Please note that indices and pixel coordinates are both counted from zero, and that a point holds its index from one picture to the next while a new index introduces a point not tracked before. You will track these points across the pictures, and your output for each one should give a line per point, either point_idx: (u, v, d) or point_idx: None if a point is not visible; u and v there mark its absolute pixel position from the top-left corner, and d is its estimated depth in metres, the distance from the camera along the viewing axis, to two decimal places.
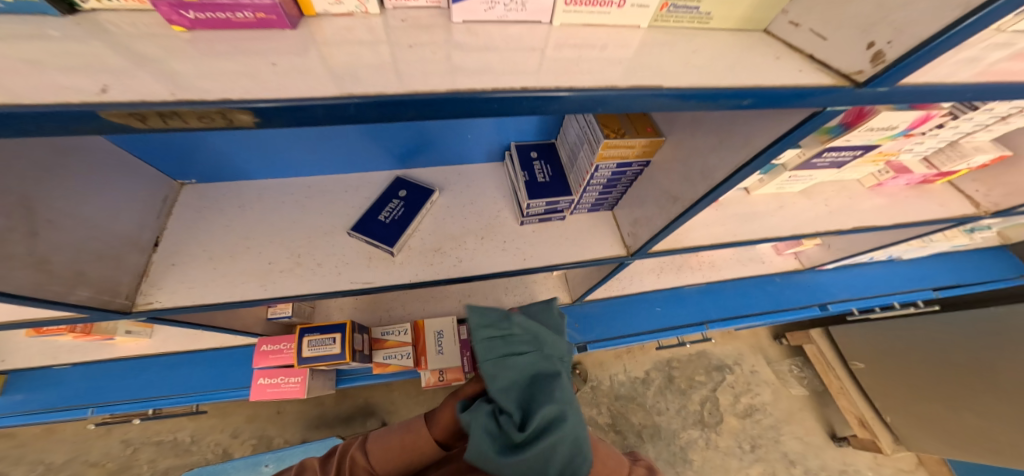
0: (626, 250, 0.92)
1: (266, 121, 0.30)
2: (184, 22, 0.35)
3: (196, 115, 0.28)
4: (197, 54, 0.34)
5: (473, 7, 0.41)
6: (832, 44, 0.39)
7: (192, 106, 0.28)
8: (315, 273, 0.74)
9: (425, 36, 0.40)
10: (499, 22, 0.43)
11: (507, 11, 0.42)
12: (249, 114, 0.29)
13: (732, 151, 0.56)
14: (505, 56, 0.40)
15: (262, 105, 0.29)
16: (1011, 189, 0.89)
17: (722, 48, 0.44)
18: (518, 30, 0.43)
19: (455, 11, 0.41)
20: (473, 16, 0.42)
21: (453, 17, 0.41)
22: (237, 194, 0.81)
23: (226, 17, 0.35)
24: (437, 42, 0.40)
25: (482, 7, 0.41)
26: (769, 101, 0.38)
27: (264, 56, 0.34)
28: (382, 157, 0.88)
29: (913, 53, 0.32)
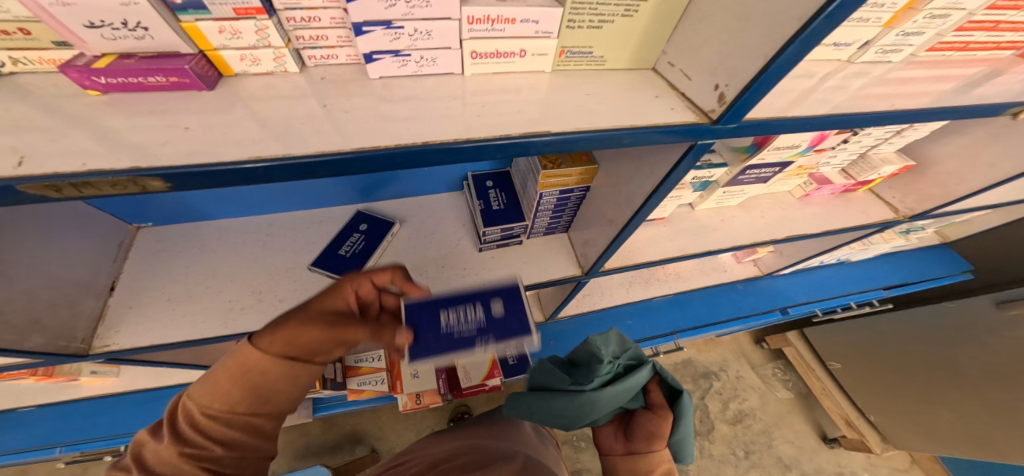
0: (581, 269, 0.97)
1: (177, 185, 0.34)
2: (97, 87, 0.38)
3: (108, 184, 0.32)
4: (121, 115, 0.37)
5: (387, 65, 0.45)
6: (695, 84, 0.49)
7: (103, 175, 0.31)
8: (277, 308, 0.77)
9: (344, 91, 0.44)
10: (415, 75, 0.48)
11: (420, 67, 0.47)
12: (161, 180, 0.33)
13: (643, 179, 0.65)
14: (422, 106, 0.45)
15: (174, 171, 0.32)
16: (922, 196, 1.10)
17: (612, 87, 0.52)
18: (432, 81, 0.48)
19: (371, 69, 0.45)
20: (389, 72, 0.46)
21: (370, 73, 0.46)
22: (198, 236, 0.84)
23: (139, 81, 0.38)
24: (355, 96, 0.44)
25: (396, 65, 0.46)
26: (643, 138, 0.47)
27: (184, 117, 0.38)
28: (345, 192, 0.93)
29: (740, 95, 0.42)
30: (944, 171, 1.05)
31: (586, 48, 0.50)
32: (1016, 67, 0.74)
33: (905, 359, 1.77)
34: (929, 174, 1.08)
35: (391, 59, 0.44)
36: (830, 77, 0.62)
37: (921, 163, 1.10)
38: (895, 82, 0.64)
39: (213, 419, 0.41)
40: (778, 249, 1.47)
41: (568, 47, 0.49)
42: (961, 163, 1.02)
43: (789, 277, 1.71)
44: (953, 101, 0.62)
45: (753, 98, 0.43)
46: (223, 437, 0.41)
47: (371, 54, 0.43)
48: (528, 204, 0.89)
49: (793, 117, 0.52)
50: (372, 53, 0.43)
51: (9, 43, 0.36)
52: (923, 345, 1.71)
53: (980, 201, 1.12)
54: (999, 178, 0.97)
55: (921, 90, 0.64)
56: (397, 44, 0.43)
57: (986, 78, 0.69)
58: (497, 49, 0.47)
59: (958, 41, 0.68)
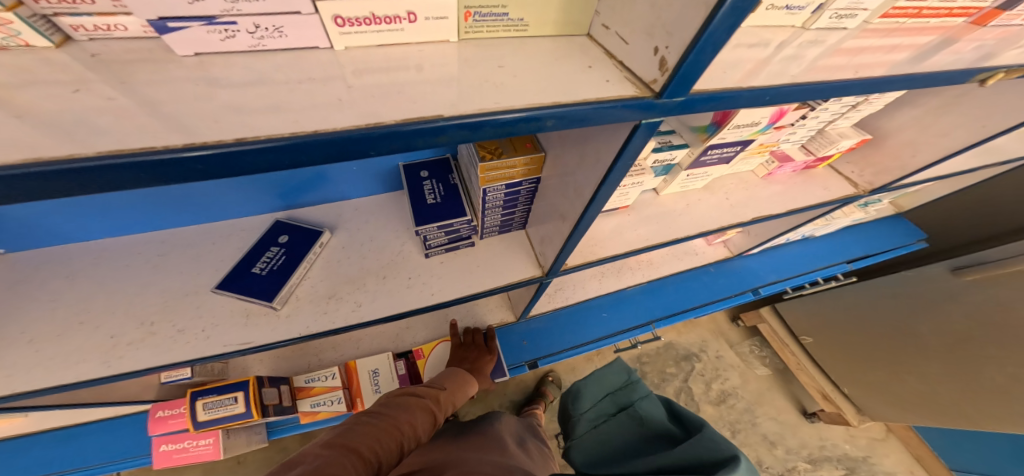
0: (540, 269, 0.88)
1: None
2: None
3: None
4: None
5: (202, 36, 0.33)
6: (634, 49, 0.39)
7: None
8: (175, 342, 0.66)
9: (163, 72, 0.33)
10: (255, 51, 0.37)
11: (260, 38, 0.35)
12: None
13: (589, 170, 0.56)
14: (273, 89, 0.34)
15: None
16: (879, 169, 1.06)
17: (535, 58, 0.42)
18: (279, 60, 0.36)
19: (174, 44, 0.33)
20: (206, 47, 0.35)
21: (177, 50, 0.34)
22: (73, 259, 0.71)
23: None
24: (177, 78, 0.33)
25: (216, 36, 0.34)
26: (570, 120, 0.37)
27: None
28: (260, 198, 0.81)
29: (682, 61, 0.33)
30: (900, 143, 1.01)
31: (498, 9, 0.40)
32: (970, 35, 0.64)
33: (881, 332, 1.73)
34: (885, 146, 1.04)
35: (202, 28, 0.32)
36: (785, 47, 0.53)
37: (878, 135, 1.05)
38: (851, 52, 0.55)
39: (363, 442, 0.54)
40: (746, 230, 1.42)
41: (473, 8, 0.39)
42: (915, 134, 0.97)
43: (760, 257, 1.68)
44: (913, 66, 0.55)
45: (701, 60, 0.34)
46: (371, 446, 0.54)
47: (162, 21, 0.31)
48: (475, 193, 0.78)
49: (754, 88, 0.44)
50: (164, 21, 0.31)
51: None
52: (884, 314, 1.71)
53: (936, 172, 1.10)
54: (955, 147, 0.93)
55: (877, 61, 0.54)
56: (202, 8, 0.31)
57: (938, 48, 0.60)
58: (373, 12, 0.36)
59: (911, 6, 0.58)
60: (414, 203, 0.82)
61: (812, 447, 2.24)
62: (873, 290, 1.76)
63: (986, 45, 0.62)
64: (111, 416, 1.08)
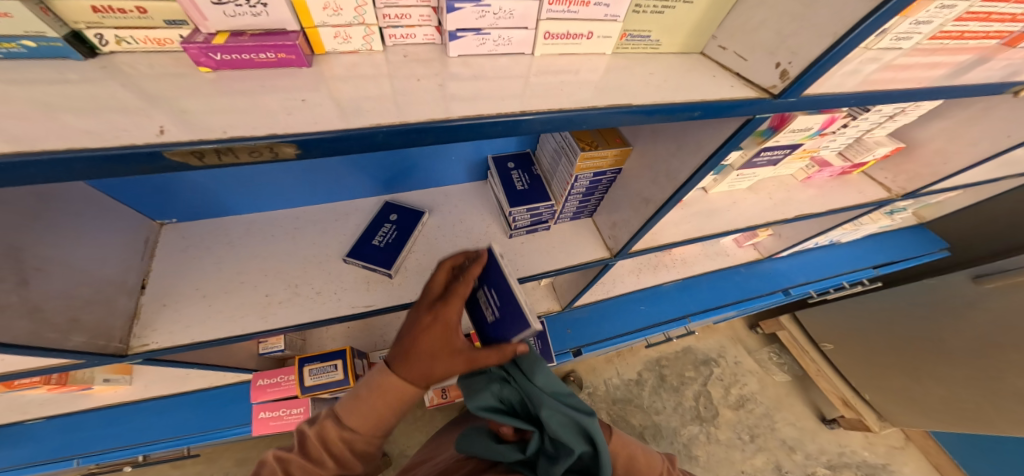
0: (608, 252, 1.00)
1: (306, 152, 0.35)
2: (211, 64, 0.38)
3: (247, 150, 0.33)
4: (216, 93, 0.37)
5: (468, 43, 0.46)
6: (752, 64, 0.51)
7: (244, 141, 0.32)
8: (314, 301, 0.77)
9: (424, 69, 0.45)
10: (489, 54, 0.49)
11: (497, 46, 0.48)
12: (294, 147, 0.34)
13: (686, 157, 0.68)
14: (494, 84, 0.46)
15: (296, 139, 0.33)
16: (911, 175, 1.16)
17: (671, 68, 0.54)
18: (505, 60, 0.49)
19: (453, 47, 0.46)
20: (468, 50, 0.47)
21: (450, 51, 0.46)
22: (226, 229, 0.83)
23: (249, 57, 0.38)
24: (434, 75, 0.45)
25: (475, 43, 0.46)
26: (713, 112, 0.49)
27: (288, 93, 0.38)
28: (370, 183, 0.93)
29: (805, 72, 0.45)
30: (930, 151, 1.11)
31: (645, 32, 0.52)
32: (1002, 54, 0.76)
33: (901, 337, 1.82)
34: (916, 154, 1.14)
35: (472, 37, 0.45)
36: (848, 63, 0.65)
37: (910, 144, 1.15)
38: (900, 67, 0.66)
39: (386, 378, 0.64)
40: (777, 232, 1.52)
41: (629, 31, 0.52)
42: (945, 143, 1.08)
43: (787, 260, 1.77)
44: (946, 82, 0.66)
45: (818, 75, 0.45)
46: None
47: (456, 31, 0.43)
48: (561, 177, 0.89)
49: (839, 92, 0.57)
50: (457, 31, 0.43)
51: (119, 21, 0.36)
52: (905, 320, 1.79)
53: (962, 179, 1.19)
54: (980, 156, 1.03)
55: (920, 76, 0.66)
56: (482, 22, 0.44)
57: (974, 64, 0.71)
58: (569, 30, 0.48)
59: (956, 30, 0.68)
60: (505, 189, 0.94)
61: (830, 453, 2.29)
62: (895, 298, 1.83)
63: (1014, 63, 0.74)
64: (206, 386, 1.19)
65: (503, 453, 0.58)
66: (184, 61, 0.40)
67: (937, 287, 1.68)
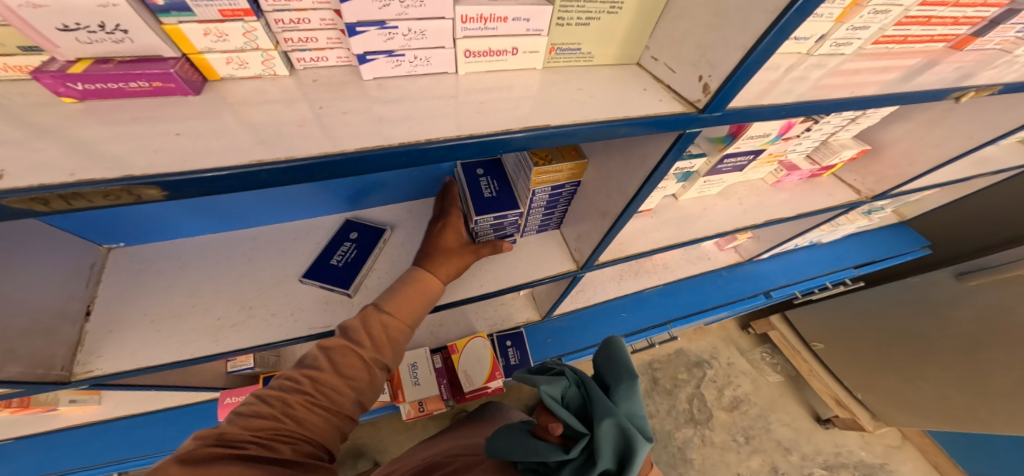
0: (575, 264, 0.98)
1: (175, 192, 0.32)
2: (73, 94, 0.35)
3: (100, 194, 0.29)
4: (96, 124, 0.34)
5: (381, 66, 0.45)
6: (679, 77, 0.51)
7: (95, 185, 0.29)
8: (270, 323, 0.75)
9: (337, 93, 0.44)
10: (409, 76, 0.48)
11: (415, 67, 0.47)
12: (158, 188, 0.31)
13: (634, 170, 0.67)
14: (412, 106, 0.45)
15: (167, 179, 0.30)
16: (879, 177, 1.15)
17: (603, 82, 0.53)
18: (427, 81, 0.48)
19: (365, 70, 0.45)
20: (382, 73, 0.46)
21: (364, 74, 0.45)
22: (180, 252, 0.81)
23: (117, 86, 0.35)
24: (347, 98, 0.44)
25: (389, 65, 0.45)
26: (639, 128, 0.49)
27: (164, 125, 0.35)
28: (330, 201, 0.91)
29: (723, 85, 0.45)
30: (898, 152, 1.10)
31: (574, 45, 0.51)
32: (951, 56, 0.75)
33: (888, 336, 1.79)
34: (884, 156, 1.13)
35: (385, 59, 0.44)
36: (793, 70, 0.63)
37: (876, 146, 1.14)
38: (848, 73, 0.65)
39: (321, 372, 0.64)
40: (756, 235, 1.51)
41: (558, 44, 0.51)
42: (909, 144, 1.07)
43: (770, 262, 1.76)
44: (897, 86, 0.65)
45: (736, 85, 0.45)
46: (331, 389, 0.64)
47: (364, 54, 0.43)
48: (521, 190, 0.87)
49: (784, 103, 0.57)
50: (366, 53, 0.43)
51: None
52: (892, 318, 1.77)
53: (934, 179, 1.18)
54: (945, 156, 1.02)
55: (869, 81, 0.65)
56: (391, 44, 0.43)
57: (921, 69, 0.70)
58: (491, 47, 0.47)
59: (898, 35, 0.69)
60: (472, 195, 0.89)
61: (827, 453, 2.26)
62: (880, 297, 1.81)
63: (964, 65, 0.73)
64: (178, 404, 1.17)
65: (544, 453, 0.58)
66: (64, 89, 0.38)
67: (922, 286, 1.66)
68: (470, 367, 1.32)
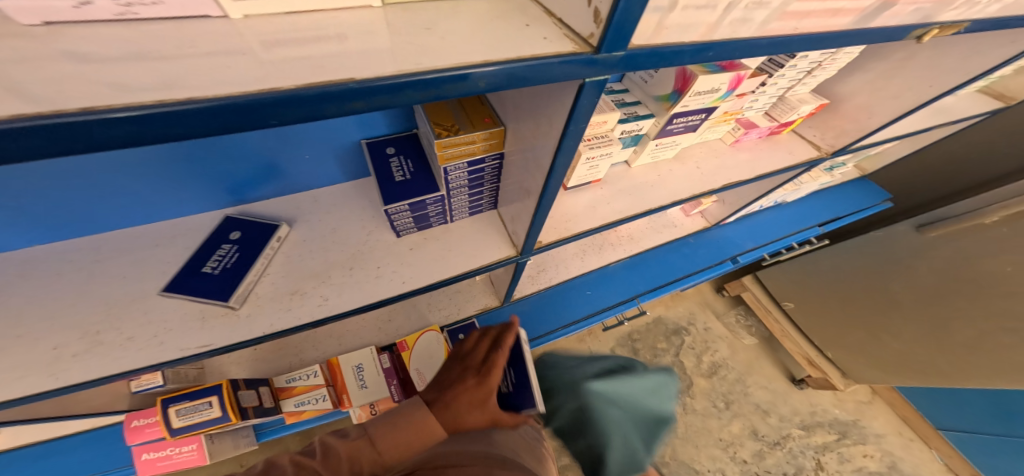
0: (514, 249, 0.86)
1: None
2: None
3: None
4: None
5: (51, 5, 0.28)
6: (569, 6, 0.37)
7: None
8: (127, 349, 0.62)
9: (8, 44, 0.28)
10: (124, 20, 0.32)
11: (128, 5, 0.30)
12: None
13: (545, 138, 0.54)
14: (142, 63, 0.29)
15: None
16: (839, 132, 1.02)
17: (472, 20, 0.39)
18: (159, 29, 0.32)
19: (16, 12, 0.27)
20: (59, 17, 0.30)
21: (22, 19, 0.28)
22: (3, 270, 0.66)
23: None
24: (28, 51, 0.28)
25: (67, 4, 0.29)
26: (508, 78, 0.35)
27: None
28: (205, 195, 0.76)
29: (613, 9, 0.32)
30: (855, 107, 0.98)
31: None
32: None
33: (857, 294, 1.71)
34: (842, 110, 1.01)
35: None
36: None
37: (834, 101, 1.02)
38: None
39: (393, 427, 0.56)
40: (722, 199, 1.40)
41: None
42: (868, 97, 0.95)
43: (739, 225, 1.66)
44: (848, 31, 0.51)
45: (632, 9, 0.32)
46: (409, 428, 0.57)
47: None
48: (437, 168, 0.74)
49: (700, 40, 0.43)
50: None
51: None
52: (861, 274, 1.67)
53: (903, 129, 1.07)
54: (906, 109, 0.89)
55: (823, 19, 0.50)
56: None
57: None
58: None
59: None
60: (380, 180, 0.76)
61: (804, 413, 2.28)
62: (841, 255, 1.73)
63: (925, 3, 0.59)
64: (90, 428, 1.05)
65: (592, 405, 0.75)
66: None
67: (886, 240, 1.57)
68: (423, 366, 1.18)
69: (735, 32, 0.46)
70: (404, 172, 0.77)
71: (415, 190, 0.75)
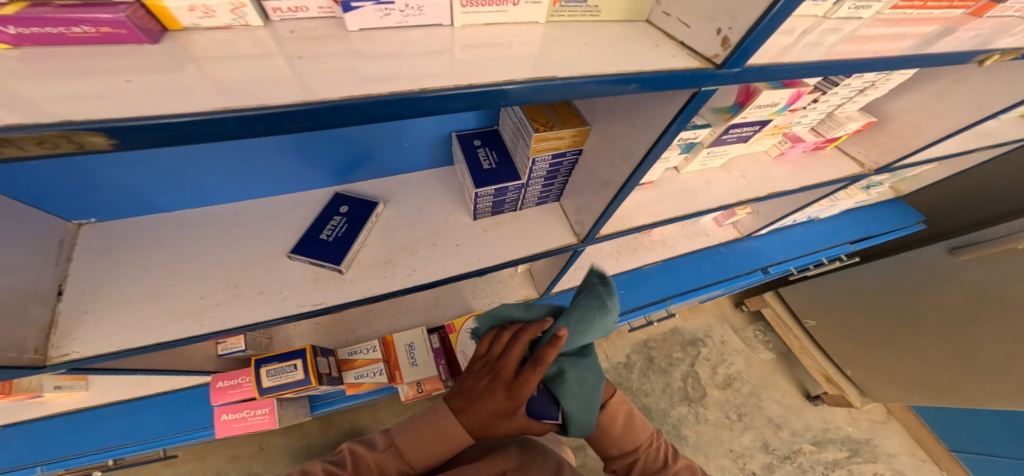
0: (576, 237, 0.95)
1: (132, 143, 0.28)
2: (6, 39, 0.31)
3: (33, 141, 0.25)
4: (36, 75, 0.31)
5: (368, 14, 0.41)
6: (695, 31, 0.47)
7: (25, 130, 0.24)
8: (257, 302, 0.72)
9: (319, 46, 0.40)
10: (399, 27, 0.44)
11: (406, 16, 0.43)
12: (104, 137, 0.26)
13: (640, 135, 0.63)
14: (403, 61, 0.40)
15: (121, 124, 0.26)
16: (883, 149, 1.11)
17: (612, 37, 0.49)
18: (418, 33, 0.44)
19: (350, 19, 0.41)
20: (369, 23, 0.42)
21: (349, 25, 0.42)
22: (153, 228, 0.77)
23: (60, 33, 0.32)
24: (333, 52, 0.40)
25: (377, 14, 0.41)
26: (651, 84, 0.45)
27: (125, 74, 0.32)
28: (316, 173, 0.87)
29: (745, 38, 0.41)
30: (902, 125, 1.07)
31: None
32: (968, 24, 0.70)
33: (881, 313, 1.79)
34: (890, 128, 1.10)
35: (372, 7, 0.40)
36: (807, 34, 0.58)
37: (882, 118, 1.11)
38: (863, 39, 0.60)
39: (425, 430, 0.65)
40: (756, 210, 1.48)
41: None
42: (917, 116, 1.03)
43: (767, 237, 1.74)
44: (913, 52, 0.60)
45: (759, 40, 0.42)
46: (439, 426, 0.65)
47: (348, 1, 0.39)
48: (521, 159, 0.84)
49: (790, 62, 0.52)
50: (350, 0, 0.39)
51: None
52: (886, 294, 1.75)
53: (937, 153, 1.15)
54: (952, 129, 0.99)
55: (886, 48, 0.60)
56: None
57: (940, 35, 0.65)
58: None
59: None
60: (470, 168, 0.86)
61: (815, 429, 2.31)
62: (866, 274, 1.82)
63: (981, 34, 0.67)
64: (170, 389, 1.15)
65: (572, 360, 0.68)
66: None
67: (911, 261, 1.65)
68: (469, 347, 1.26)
69: (810, 53, 0.55)
70: (489, 160, 0.87)
71: (500, 177, 0.84)
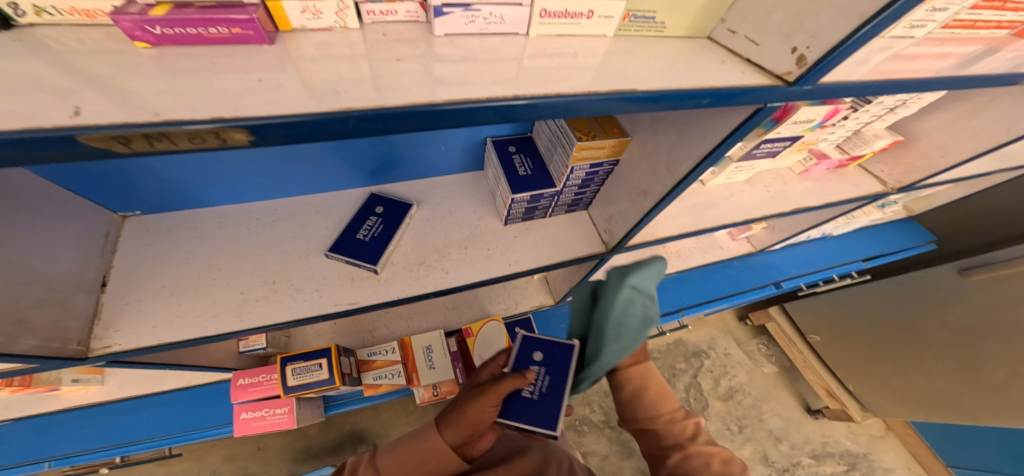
0: (604, 246, 0.96)
1: (261, 139, 0.30)
2: (148, 38, 0.34)
3: (186, 136, 0.28)
4: (160, 71, 0.32)
5: (454, 20, 0.43)
6: (764, 49, 0.49)
7: (180, 126, 0.27)
8: (294, 299, 0.71)
9: (407, 50, 0.41)
10: (479, 34, 0.46)
11: (488, 24, 0.45)
12: (245, 133, 0.29)
13: (689, 147, 0.64)
14: (484, 66, 0.42)
15: (257, 123, 0.29)
16: (909, 168, 1.15)
17: (676, 51, 0.51)
18: (498, 40, 0.46)
19: (438, 25, 0.43)
20: (454, 29, 0.44)
21: (436, 29, 0.44)
22: (194, 221, 0.77)
23: (197, 33, 0.35)
24: (418, 54, 0.41)
25: (463, 21, 0.43)
26: (722, 99, 0.46)
27: (245, 73, 0.34)
28: (352, 173, 0.88)
29: (826, 57, 0.43)
30: (928, 144, 1.09)
31: (650, 13, 0.49)
32: (1011, 45, 0.71)
33: (885, 329, 1.83)
34: (915, 147, 1.12)
35: (460, 14, 0.42)
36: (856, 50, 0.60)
37: (908, 137, 1.13)
38: (908, 58, 0.62)
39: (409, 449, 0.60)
40: (772, 225, 1.51)
41: (633, 11, 0.48)
42: (944, 136, 1.06)
43: (780, 252, 1.76)
44: (955, 74, 0.62)
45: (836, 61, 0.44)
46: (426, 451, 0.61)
47: (441, 7, 0.41)
48: (557, 167, 0.84)
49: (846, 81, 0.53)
50: (442, 6, 0.41)
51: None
52: (890, 311, 1.79)
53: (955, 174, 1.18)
54: (978, 149, 1.01)
55: (929, 67, 0.62)
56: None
57: (983, 56, 0.67)
58: (567, 8, 0.45)
59: (969, 18, 0.63)
60: (506, 174, 0.86)
61: (815, 443, 2.33)
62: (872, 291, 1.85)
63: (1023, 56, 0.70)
64: (185, 385, 1.14)
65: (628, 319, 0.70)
66: (120, 35, 0.36)
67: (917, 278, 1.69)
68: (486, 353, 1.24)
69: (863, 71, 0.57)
70: (524, 167, 0.88)
71: (535, 184, 0.85)
